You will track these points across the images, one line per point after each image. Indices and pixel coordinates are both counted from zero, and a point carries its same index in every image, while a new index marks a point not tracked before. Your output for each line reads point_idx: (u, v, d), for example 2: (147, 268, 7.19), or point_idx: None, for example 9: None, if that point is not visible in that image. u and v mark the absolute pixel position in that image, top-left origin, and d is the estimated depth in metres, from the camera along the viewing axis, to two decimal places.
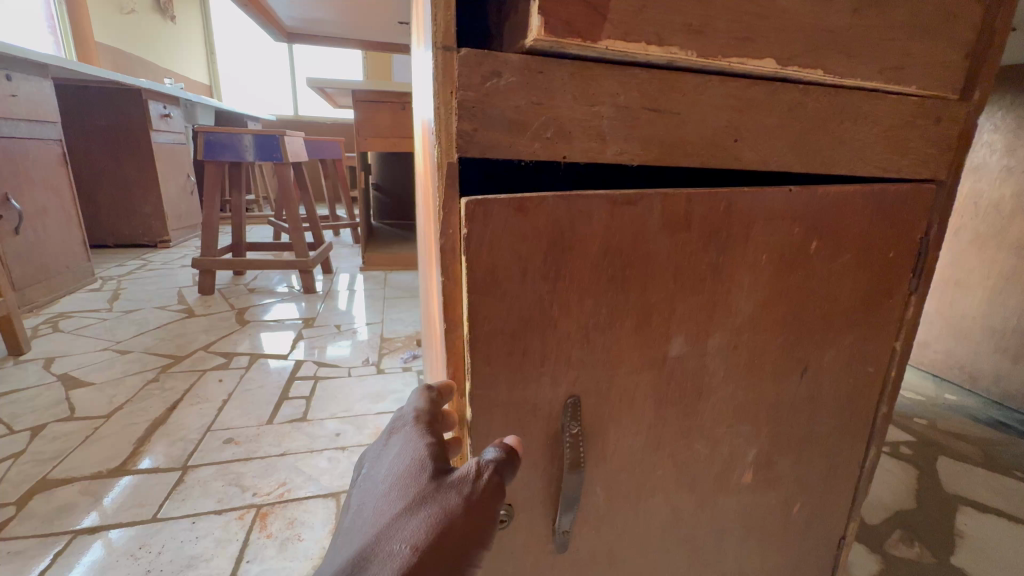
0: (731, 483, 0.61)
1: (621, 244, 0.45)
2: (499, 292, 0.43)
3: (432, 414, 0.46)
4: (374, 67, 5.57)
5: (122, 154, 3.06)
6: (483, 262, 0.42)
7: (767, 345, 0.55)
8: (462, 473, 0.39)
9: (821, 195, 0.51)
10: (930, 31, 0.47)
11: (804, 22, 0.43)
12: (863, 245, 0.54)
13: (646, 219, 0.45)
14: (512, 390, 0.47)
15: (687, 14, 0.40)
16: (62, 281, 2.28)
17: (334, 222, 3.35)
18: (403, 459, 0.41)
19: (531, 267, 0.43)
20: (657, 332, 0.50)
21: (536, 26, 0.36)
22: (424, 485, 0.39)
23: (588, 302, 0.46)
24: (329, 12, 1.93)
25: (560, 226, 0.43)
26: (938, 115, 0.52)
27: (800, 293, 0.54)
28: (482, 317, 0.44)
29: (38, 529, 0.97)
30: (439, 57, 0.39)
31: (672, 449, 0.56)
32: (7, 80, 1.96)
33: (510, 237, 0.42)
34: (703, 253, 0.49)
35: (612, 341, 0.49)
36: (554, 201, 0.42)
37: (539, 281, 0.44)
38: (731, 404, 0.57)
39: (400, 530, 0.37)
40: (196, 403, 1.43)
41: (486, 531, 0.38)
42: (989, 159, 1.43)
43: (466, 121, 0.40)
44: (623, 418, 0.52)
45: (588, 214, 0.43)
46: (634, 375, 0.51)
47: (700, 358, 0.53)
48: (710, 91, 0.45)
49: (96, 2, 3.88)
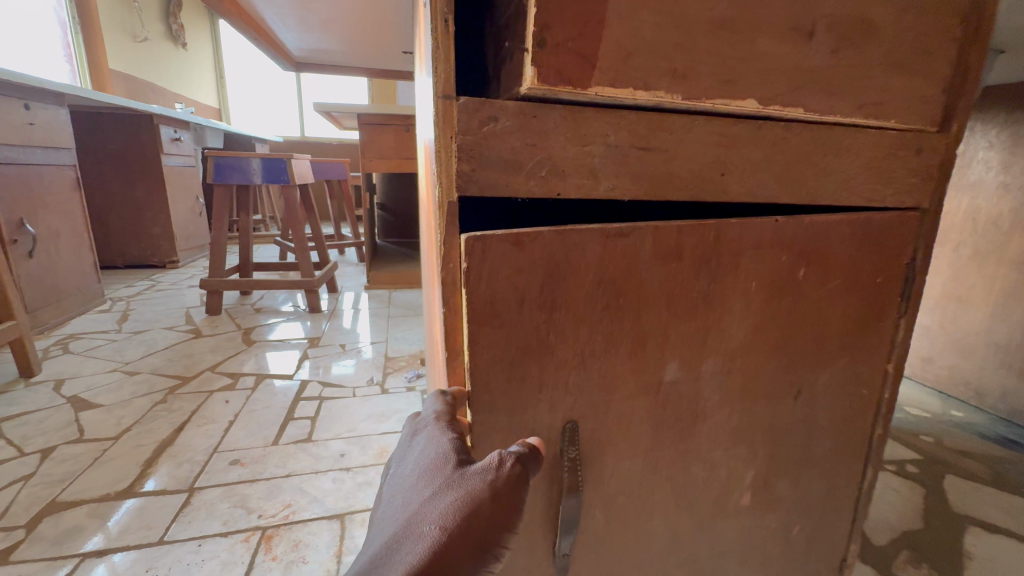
0: (730, 506, 0.62)
1: (615, 273, 0.47)
2: (497, 321, 0.45)
3: (451, 413, 0.46)
4: (380, 91, 5.71)
5: (133, 177, 3.13)
6: (481, 294, 0.44)
7: (761, 368, 0.57)
8: (485, 463, 0.40)
9: (808, 223, 0.53)
10: (907, 68, 0.50)
11: (785, 64, 0.45)
12: (851, 271, 0.56)
13: (637, 250, 0.47)
14: (511, 416, 0.49)
15: (671, 61, 0.42)
16: (73, 302, 2.32)
17: (339, 241, 3.40)
18: (428, 453, 0.42)
19: (528, 297, 0.45)
20: (653, 357, 0.52)
21: (530, 75, 0.39)
22: (449, 474, 0.40)
23: (584, 330, 0.48)
24: (335, 42, 1.99)
25: (555, 258, 0.45)
26: (918, 146, 0.54)
27: (791, 318, 0.56)
28: (481, 345, 0.46)
29: (47, 552, 0.98)
30: (439, 104, 0.41)
31: (670, 472, 0.57)
32: (25, 109, 2.03)
33: (509, 269, 0.44)
34: (695, 281, 0.51)
35: (607, 366, 0.50)
36: (549, 235, 0.44)
37: (536, 310, 0.46)
38: (727, 427, 0.58)
39: (429, 513, 0.37)
40: (203, 424, 1.45)
41: (513, 515, 0.39)
42: (985, 176, 1.45)
43: (465, 162, 0.42)
44: (620, 442, 0.53)
45: (582, 246, 0.45)
46: (630, 400, 0.52)
47: (694, 383, 0.54)
48: (696, 129, 0.47)
49: (111, 32, 4.01)
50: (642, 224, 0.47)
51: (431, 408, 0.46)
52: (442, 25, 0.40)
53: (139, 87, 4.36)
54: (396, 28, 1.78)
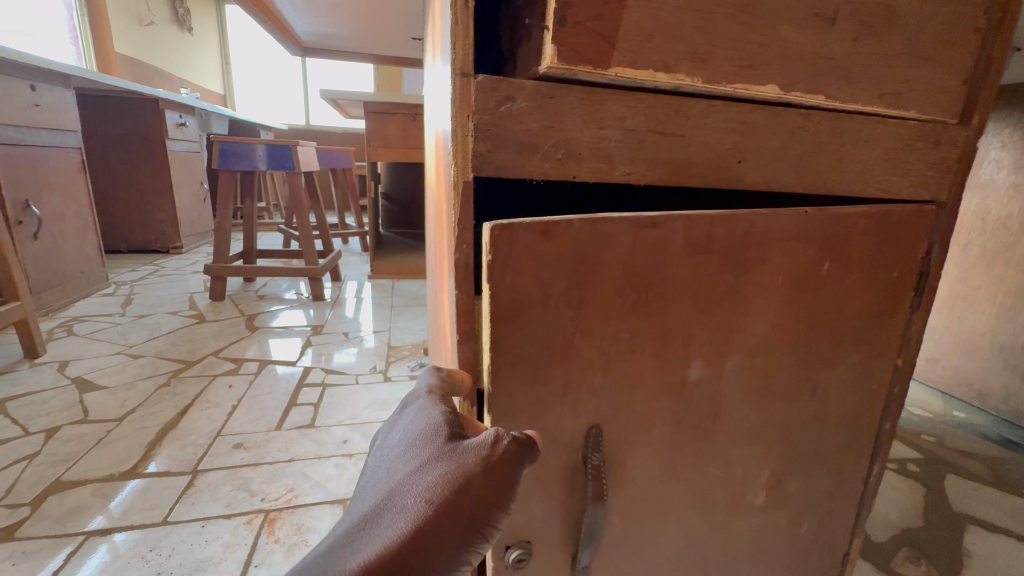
0: (745, 506, 0.62)
1: (642, 266, 0.47)
2: (520, 318, 0.45)
3: (445, 389, 0.47)
4: (387, 80, 5.69)
5: (138, 162, 3.12)
6: (506, 289, 0.44)
7: (779, 365, 0.56)
8: (479, 439, 0.40)
9: (831, 215, 0.52)
10: (930, 58, 0.49)
11: (806, 51, 0.45)
12: (870, 265, 0.56)
13: (667, 243, 0.47)
14: (530, 417, 0.48)
15: (692, 44, 0.41)
16: (77, 285, 2.33)
17: (343, 231, 3.39)
18: (418, 424, 0.43)
19: (554, 292, 0.45)
20: (676, 356, 0.51)
21: (549, 54, 0.38)
22: (439, 447, 0.40)
23: (610, 327, 0.48)
24: (343, 28, 1.98)
25: (583, 250, 0.44)
26: (936, 138, 0.54)
27: (812, 314, 0.55)
28: (503, 343, 0.45)
29: (52, 529, 0.99)
30: (457, 82, 0.41)
31: (684, 470, 0.57)
32: (30, 90, 2.02)
33: (535, 260, 0.44)
34: (722, 275, 0.50)
35: (632, 364, 0.50)
36: (579, 225, 0.44)
37: (563, 306, 0.46)
38: (741, 424, 0.57)
39: (416, 485, 0.37)
40: (206, 408, 1.45)
41: (504, 492, 0.38)
42: (997, 176, 1.44)
43: (481, 143, 0.42)
44: (635, 440, 0.53)
45: (611, 238, 0.45)
46: (652, 400, 0.52)
47: (717, 381, 0.54)
48: (714, 115, 0.46)
49: (117, 15, 3.99)
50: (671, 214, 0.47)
51: (426, 384, 0.47)
52: (462, 1, 0.40)
53: (143, 71, 4.33)
54: (406, 15, 1.78)
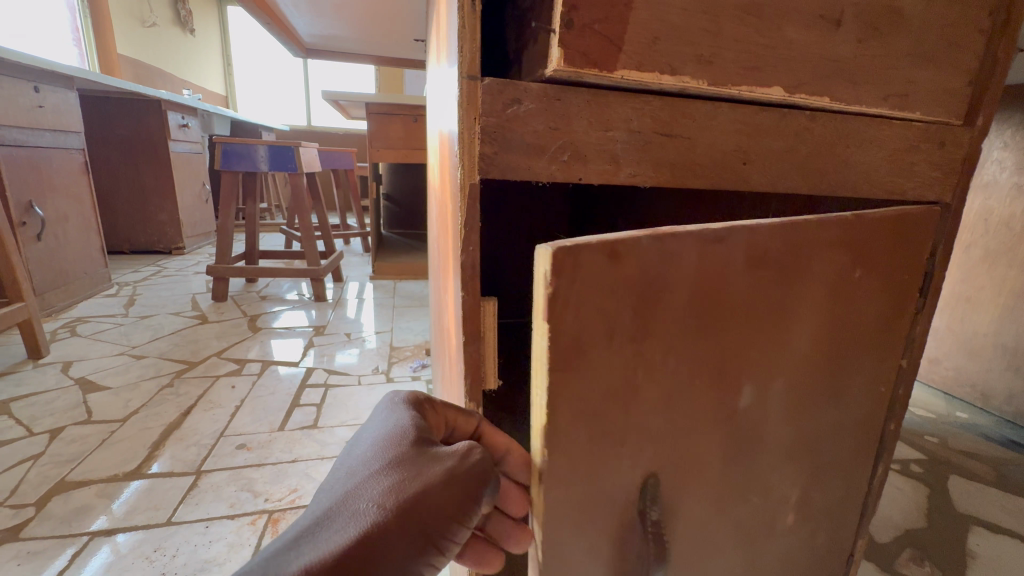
0: (773, 522, 0.60)
1: (702, 288, 0.44)
2: (581, 360, 0.40)
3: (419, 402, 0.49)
4: (388, 81, 5.71)
5: (140, 162, 3.13)
6: (567, 326, 0.39)
7: (814, 379, 0.55)
8: (449, 451, 0.42)
9: (865, 222, 0.52)
10: (935, 58, 0.49)
11: (812, 52, 0.45)
12: (891, 272, 0.56)
13: (726, 261, 0.45)
14: (588, 473, 0.44)
15: (698, 46, 0.42)
16: (81, 286, 2.33)
17: (345, 231, 3.40)
18: (390, 426, 0.44)
19: (618, 327, 0.40)
20: (729, 381, 0.49)
21: (555, 57, 0.38)
22: (406, 452, 0.42)
23: (670, 359, 0.44)
24: (345, 29, 1.98)
25: (648, 275, 0.41)
26: (941, 139, 0.54)
27: (842, 324, 0.55)
28: (564, 393, 0.40)
29: (56, 530, 0.99)
30: (464, 85, 0.41)
31: (726, 501, 0.54)
32: (34, 91, 2.03)
33: (602, 290, 0.39)
34: (773, 292, 0.48)
35: (687, 396, 0.47)
36: (647, 245, 0.40)
37: (626, 342, 0.41)
38: (778, 444, 0.56)
39: (377, 487, 0.39)
40: (209, 409, 1.45)
41: (465, 504, 0.41)
42: (1000, 176, 1.43)
43: (488, 145, 0.42)
44: (679, 476, 0.49)
45: (675, 260, 0.42)
46: (702, 432, 0.49)
47: (762, 404, 0.52)
48: (720, 117, 0.47)
49: (119, 16, 3.99)
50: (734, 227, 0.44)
51: (405, 394, 0.48)
52: (469, 4, 0.40)
53: (145, 72, 4.34)
54: (407, 16, 1.78)
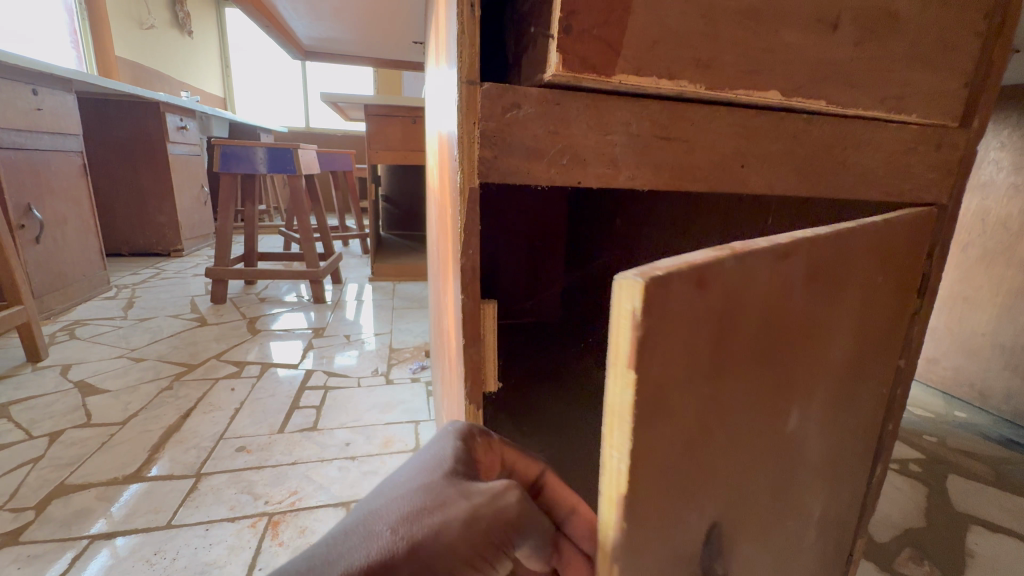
0: (803, 546, 0.56)
1: (770, 307, 0.37)
2: (664, 414, 0.30)
3: (469, 435, 0.45)
4: (386, 83, 5.72)
5: (138, 165, 3.13)
6: (652, 374, 0.29)
7: (839, 389, 0.52)
8: (479, 488, 0.39)
9: (880, 225, 0.50)
10: (930, 61, 0.49)
11: (809, 56, 0.45)
12: (900, 273, 0.54)
13: (792, 273, 0.38)
14: (664, 547, 0.34)
15: (696, 50, 0.42)
16: (79, 289, 2.33)
17: (344, 233, 3.40)
18: (430, 454, 0.43)
19: (699, 365, 0.32)
20: (782, 408, 0.43)
21: (554, 62, 0.39)
22: (436, 482, 0.40)
23: (738, 393, 0.37)
24: (344, 32, 1.99)
25: (729, 297, 0.33)
26: (937, 141, 0.54)
27: (863, 330, 0.52)
28: (646, 460, 0.30)
29: (56, 533, 0.99)
30: (463, 90, 0.41)
31: (771, 537, 0.48)
32: (32, 94, 2.03)
33: (689, 321, 0.30)
34: (819, 303, 0.44)
35: (749, 434, 0.40)
36: (730, 265, 0.32)
37: (704, 382, 0.33)
38: (811, 464, 0.51)
39: (398, 511, 0.38)
40: (208, 411, 1.45)
41: (489, 551, 0.37)
42: (996, 176, 1.44)
43: (487, 149, 0.42)
44: (738, 522, 0.42)
45: (752, 277, 0.34)
46: (757, 470, 0.42)
47: (802, 425, 0.47)
48: (718, 120, 0.47)
49: (118, 19, 4.00)
50: (798, 240, 0.38)
51: (459, 424, 0.46)
52: (469, 9, 0.40)
53: (144, 75, 4.35)
54: (406, 19, 1.79)
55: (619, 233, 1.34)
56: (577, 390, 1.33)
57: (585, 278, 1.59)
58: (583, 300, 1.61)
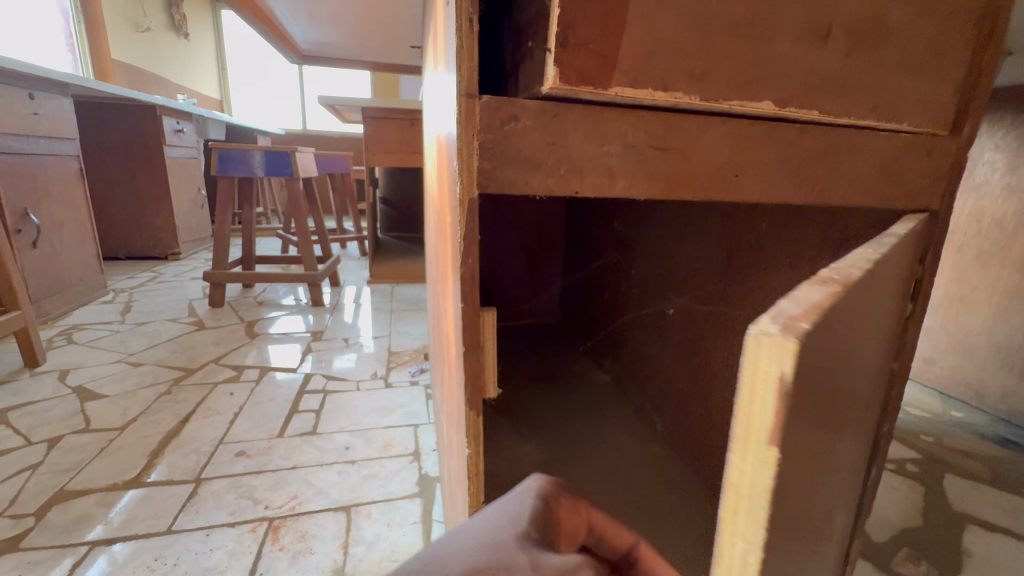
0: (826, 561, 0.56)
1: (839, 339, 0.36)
2: (782, 477, 0.27)
3: (553, 497, 0.37)
4: (384, 85, 5.73)
5: (135, 168, 3.13)
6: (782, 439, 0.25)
7: (856, 403, 0.52)
8: (551, 553, 0.30)
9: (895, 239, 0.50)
10: (920, 70, 0.50)
11: (801, 67, 0.46)
12: (900, 282, 0.55)
13: (853, 298, 0.37)
14: None
15: (690, 61, 0.43)
16: (77, 293, 2.33)
17: (342, 235, 3.40)
18: (506, 511, 0.35)
19: (802, 414, 0.29)
20: (829, 434, 0.42)
21: (551, 75, 0.40)
22: (503, 542, 0.32)
23: (814, 431, 0.34)
24: (341, 36, 2.00)
25: (823, 336, 0.31)
26: (929, 148, 0.55)
27: (876, 342, 0.53)
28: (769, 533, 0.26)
29: (56, 539, 0.99)
30: (462, 103, 0.41)
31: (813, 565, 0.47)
32: (28, 98, 2.03)
33: (807, 372, 0.27)
34: (860, 323, 0.43)
35: (814, 469, 0.38)
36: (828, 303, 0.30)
37: (802, 431, 0.30)
38: (838, 481, 0.51)
39: (454, 560, 0.30)
40: (208, 416, 1.46)
41: None
42: (991, 177, 1.45)
43: (486, 161, 0.43)
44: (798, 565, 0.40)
45: (835, 311, 0.32)
46: (812, 504, 0.40)
47: (836, 445, 0.47)
48: (713, 130, 0.48)
49: (114, 22, 4.00)
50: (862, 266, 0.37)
51: (540, 481, 0.38)
52: (467, 24, 0.40)
53: (141, 78, 4.35)
54: (403, 23, 1.79)
55: (617, 236, 1.35)
56: (576, 392, 1.34)
57: (583, 280, 1.59)
58: (581, 302, 1.62)
